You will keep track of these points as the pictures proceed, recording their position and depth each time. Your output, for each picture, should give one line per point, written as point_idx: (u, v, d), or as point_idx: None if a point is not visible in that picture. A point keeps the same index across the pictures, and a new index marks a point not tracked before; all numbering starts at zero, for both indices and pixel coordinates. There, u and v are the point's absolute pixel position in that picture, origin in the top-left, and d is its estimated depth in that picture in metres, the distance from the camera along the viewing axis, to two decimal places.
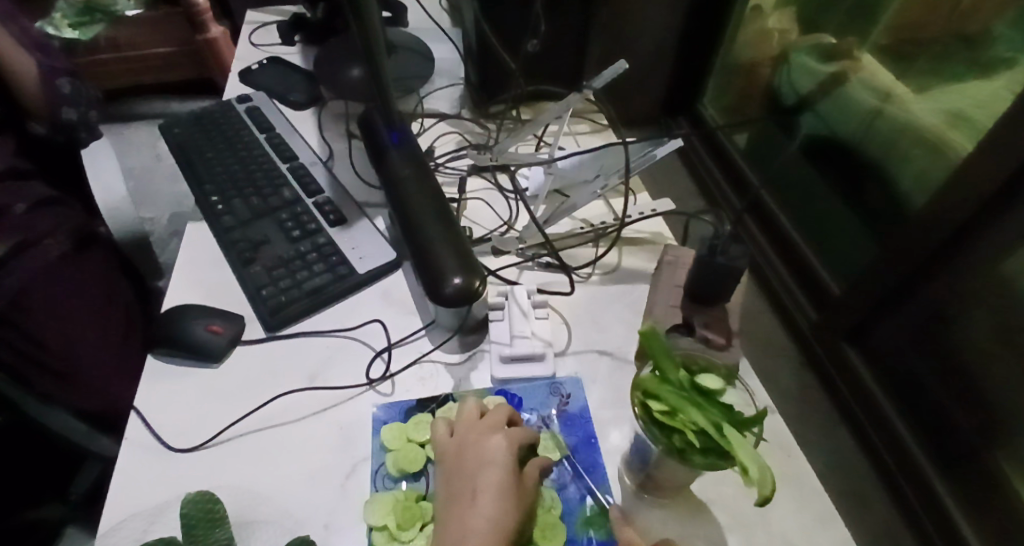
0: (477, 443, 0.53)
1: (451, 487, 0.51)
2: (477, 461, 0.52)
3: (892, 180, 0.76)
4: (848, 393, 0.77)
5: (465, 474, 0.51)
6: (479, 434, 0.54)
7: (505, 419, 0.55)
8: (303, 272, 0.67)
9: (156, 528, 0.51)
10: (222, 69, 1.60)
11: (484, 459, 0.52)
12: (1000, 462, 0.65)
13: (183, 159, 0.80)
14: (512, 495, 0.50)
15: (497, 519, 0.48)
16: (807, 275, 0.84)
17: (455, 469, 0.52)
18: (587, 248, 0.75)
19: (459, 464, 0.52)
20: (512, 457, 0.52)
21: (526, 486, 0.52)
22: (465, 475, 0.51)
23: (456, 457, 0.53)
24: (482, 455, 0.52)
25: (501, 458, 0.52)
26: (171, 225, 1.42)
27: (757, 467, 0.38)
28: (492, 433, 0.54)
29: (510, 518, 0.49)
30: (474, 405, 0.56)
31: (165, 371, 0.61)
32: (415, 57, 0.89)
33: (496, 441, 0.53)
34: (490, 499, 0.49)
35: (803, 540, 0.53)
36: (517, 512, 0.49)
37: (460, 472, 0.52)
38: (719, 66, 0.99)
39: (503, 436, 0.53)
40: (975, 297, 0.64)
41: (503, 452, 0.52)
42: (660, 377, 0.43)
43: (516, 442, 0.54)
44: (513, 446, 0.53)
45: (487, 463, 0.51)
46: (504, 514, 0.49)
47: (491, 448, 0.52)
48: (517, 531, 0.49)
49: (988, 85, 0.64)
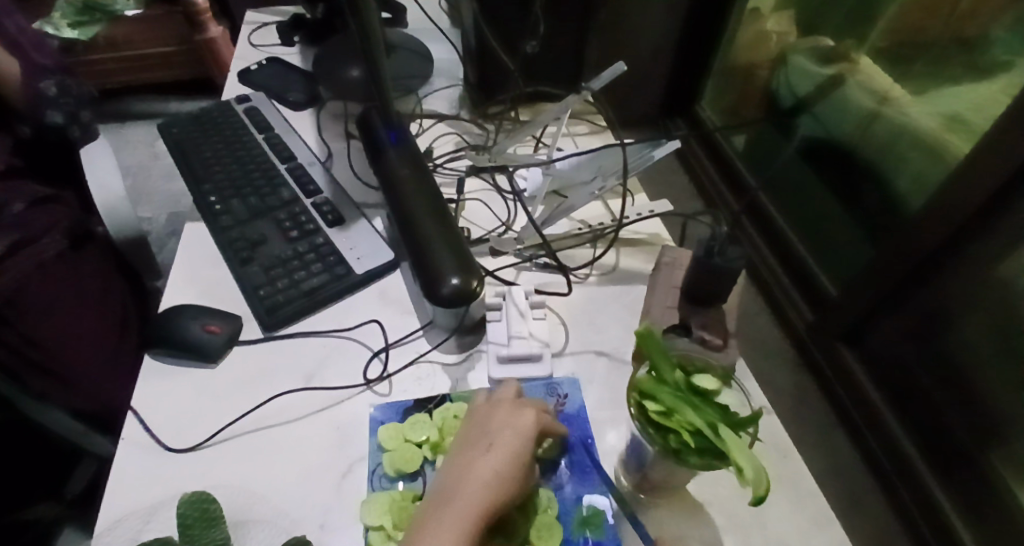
0: (506, 410, 0.53)
1: (468, 437, 0.52)
2: (500, 422, 0.52)
3: (889, 182, 0.76)
4: (846, 396, 0.77)
5: (485, 428, 0.52)
6: (511, 404, 0.54)
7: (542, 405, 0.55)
8: (300, 272, 0.67)
9: (152, 528, 0.51)
10: (220, 67, 1.59)
11: (510, 423, 0.52)
12: (998, 467, 0.64)
13: (181, 158, 0.80)
14: (521, 463, 0.50)
15: (500, 478, 0.48)
16: (803, 276, 0.85)
17: (478, 423, 0.53)
18: (585, 249, 0.75)
19: (483, 420, 0.53)
20: (535, 434, 0.52)
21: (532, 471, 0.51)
22: (485, 432, 0.52)
23: (484, 413, 0.54)
24: (507, 420, 0.52)
25: (525, 430, 0.52)
26: (169, 224, 1.42)
27: (753, 467, 0.38)
28: (525, 407, 0.54)
29: (512, 484, 0.49)
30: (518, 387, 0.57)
31: (162, 371, 0.61)
32: (414, 57, 0.89)
33: (528, 415, 0.53)
34: (501, 458, 0.49)
35: (798, 541, 0.54)
36: (519, 481, 0.49)
37: (481, 426, 0.53)
38: (716, 69, 0.99)
39: (533, 412, 0.54)
40: (972, 300, 0.64)
41: (530, 426, 0.52)
42: (656, 378, 0.44)
43: (543, 422, 0.54)
44: (539, 425, 0.53)
45: (509, 426, 0.52)
46: (508, 476, 0.49)
47: (518, 417, 0.53)
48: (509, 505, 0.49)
49: (988, 88, 0.64)
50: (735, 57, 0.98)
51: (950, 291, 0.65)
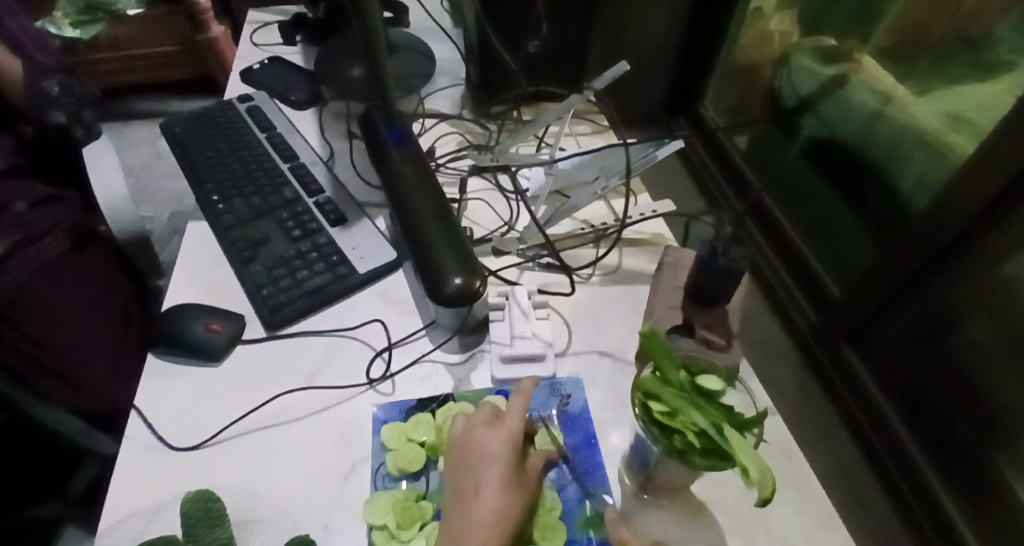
0: (480, 437, 0.52)
1: (456, 481, 0.50)
2: (480, 455, 0.51)
3: (892, 181, 0.76)
4: (849, 397, 0.77)
5: (467, 468, 0.50)
6: (485, 428, 0.52)
7: (520, 411, 0.53)
8: (303, 272, 0.67)
9: (154, 528, 0.51)
10: (222, 66, 1.59)
11: (489, 452, 0.50)
12: (1000, 466, 0.65)
13: (183, 158, 0.80)
14: (515, 490, 0.49)
15: (499, 514, 0.47)
16: (806, 275, 0.85)
17: (459, 462, 0.51)
18: (587, 248, 0.75)
19: (463, 457, 0.51)
20: (514, 452, 0.51)
21: (530, 478, 0.51)
22: (468, 469, 0.50)
23: (461, 450, 0.52)
24: (484, 449, 0.51)
25: (503, 454, 0.50)
26: (171, 224, 1.42)
27: (758, 468, 0.38)
28: (496, 427, 0.52)
29: (514, 513, 0.48)
30: (489, 407, 0.54)
31: (165, 370, 0.61)
32: (415, 56, 0.89)
33: (501, 434, 0.51)
34: (494, 495, 0.48)
35: (803, 542, 0.53)
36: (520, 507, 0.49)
37: (463, 466, 0.51)
38: (719, 69, 0.99)
39: (505, 427, 0.52)
40: (976, 299, 0.65)
41: (508, 446, 0.51)
42: (661, 378, 0.44)
43: (519, 434, 0.52)
44: (516, 439, 0.51)
45: (489, 457, 0.50)
46: (508, 511, 0.48)
47: (494, 442, 0.51)
48: (520, 526, 0.49)
49: (993, 87, 0.64)
50: (738, 56, 0.98)
51: (952, 292, 0.65)
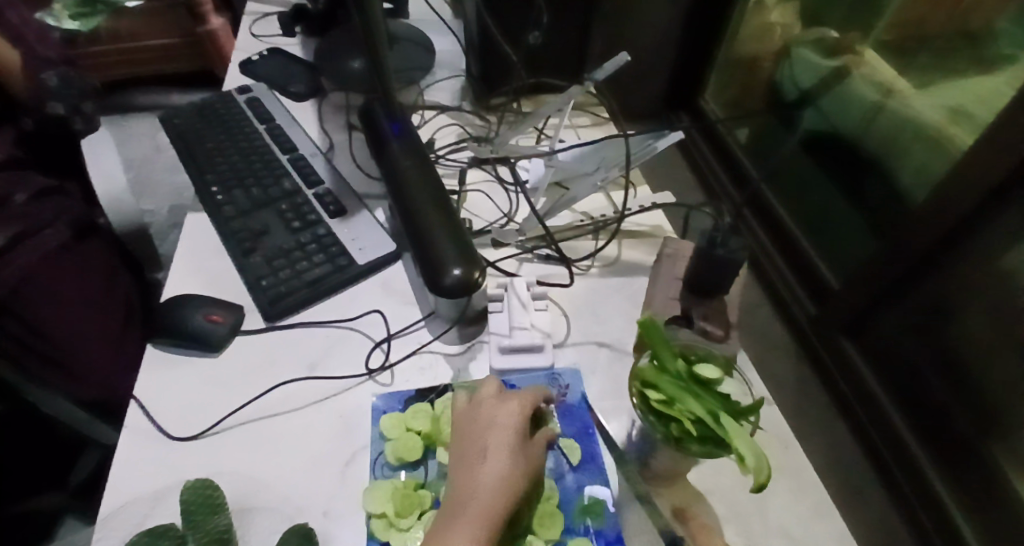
0: (488, 407, 0.52)
1: (461, 447, 0.51)
2: (487, 423, 0.51)
3: (891, 174, 0.77)
4: (848, 388, 0.77)
5: (474, 436, 0.51)
6: (493, 400, 0.53)
7: (529, 391, 0.54)
8: (303, 263, 0.67)
9: (156, 514, 0.52)
10: (221, 58, 1.59)
11: (496, 421, 0.51)
12: (997, 457, 0.66)
13: (183, 149, 0.80)
14: (521, 459, 0.49)
15: (505, 478, 0.48)
16: (805, 267, 0.85)
17: (465, 431, 0.51)
18: (586, 240, 0.75)
19: (471, 425, 0.52)
20: (522, 424, 0.51)
21: (535, 452, 0.51)
22: (475, 436, 0.51)
23: (468, 420, 0.52)
24: (492, 418, 0.51)
25: (510, 424, 0.51)
26: (171, 217, 1.42)
27: (754, 455, 0.39)
28: (506, 399, 0.53)
29: (519, 481, 0.48)
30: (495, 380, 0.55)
31: (166, 360, 0.61)
32: (416, 48, 0.89)
33: (513, 406, 0.53)
34: (499, 460, 0.49)
35: (799, 531, 0.54)
36: (524, 476, 0.49)
37: (469, 434, 0.51)
38: (720, 59, 0.98)
39: (516, 400, 0.53)
40: (976, 293, 0.65)
41: (515, 417, 0.52)
42: (658, 367, 0.44)
43: (529, 409, 0.53)
44: (525, 413, 0.52)
45: (496, 426, 0.51)
46: (513, 477, 0.48)
47: (504, 412, 0.52)
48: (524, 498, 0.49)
49: (992, 81, 0.64)
50: (737, 49, 0.97)
51: (951, 284, 0.66)
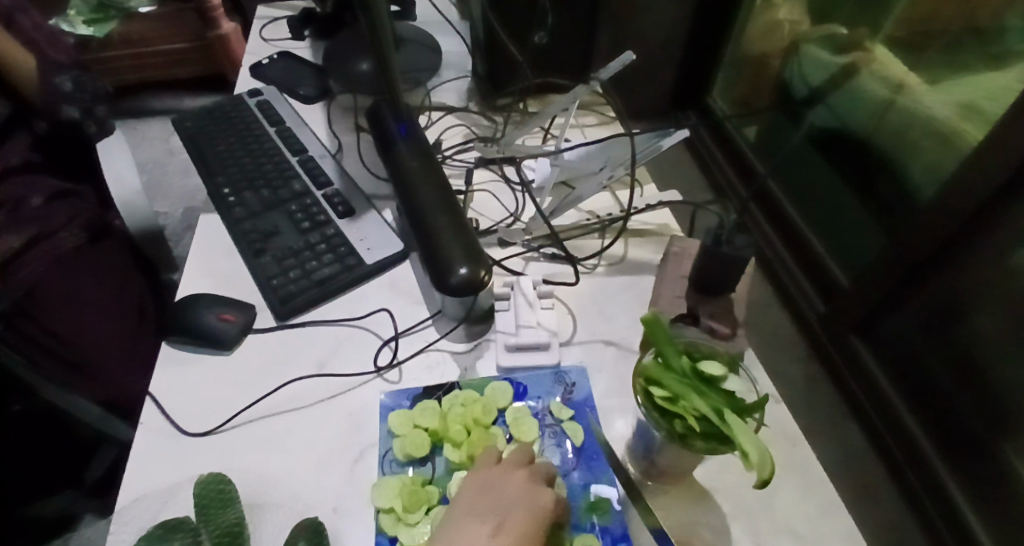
0: (517, 483, 0.50)
1: (474, 506, 0.49)
2: (511, 497, 0.49)
3: (901, 172, 0.76)
4: (856, 387, 0.78)
5: (493, 502, 0.49)
6: (525, 480, 0.51)
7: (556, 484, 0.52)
8: (312, 263, 0.68)
9: (172, 507, 0.53)
10: (233, 65, 1.60)
11: (521, 498, 0.49)
12: (1009, 457, 0.66)
13: (194, 151, 0.81)
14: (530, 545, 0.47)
15: None
16: (817, 268, 0.85)
17: (485, 493, 0.49)
18: (593, 239, 0.76)
19: (490, 491, 0.50)
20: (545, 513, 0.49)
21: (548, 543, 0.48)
22: (493, 504, 0.49)
23: (491, 484, 0.50)
24: (518, 494, 0.49)
25: (535, 507, 0.49)
26: (185, 219, 1.44)
27: (758, 451, 0.39)
28: (539, 482, 0.51)
29: None
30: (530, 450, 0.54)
31: (179, 358, 0.62)
32: (423, 50, 0.90)
33: (540, 494, 0.50)
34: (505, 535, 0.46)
35: (807, 528, 0.54)
36: None
37: (488, 498, 0.49)
38: (728, 58, 0.99)
39: (540, 493, 0.50)
40: (989, 293, 0.65)
41: (541, 504, 0.49)
42: (663, 364, 0.44)
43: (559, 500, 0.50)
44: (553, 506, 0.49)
45: (519, 504, 0.48)
46: None
47: (533, 494, 0.49)
48: None
49: (1003, 77, 0.64)
50: (748, 46, 0.98)
51: (958, 284, 0.66)
